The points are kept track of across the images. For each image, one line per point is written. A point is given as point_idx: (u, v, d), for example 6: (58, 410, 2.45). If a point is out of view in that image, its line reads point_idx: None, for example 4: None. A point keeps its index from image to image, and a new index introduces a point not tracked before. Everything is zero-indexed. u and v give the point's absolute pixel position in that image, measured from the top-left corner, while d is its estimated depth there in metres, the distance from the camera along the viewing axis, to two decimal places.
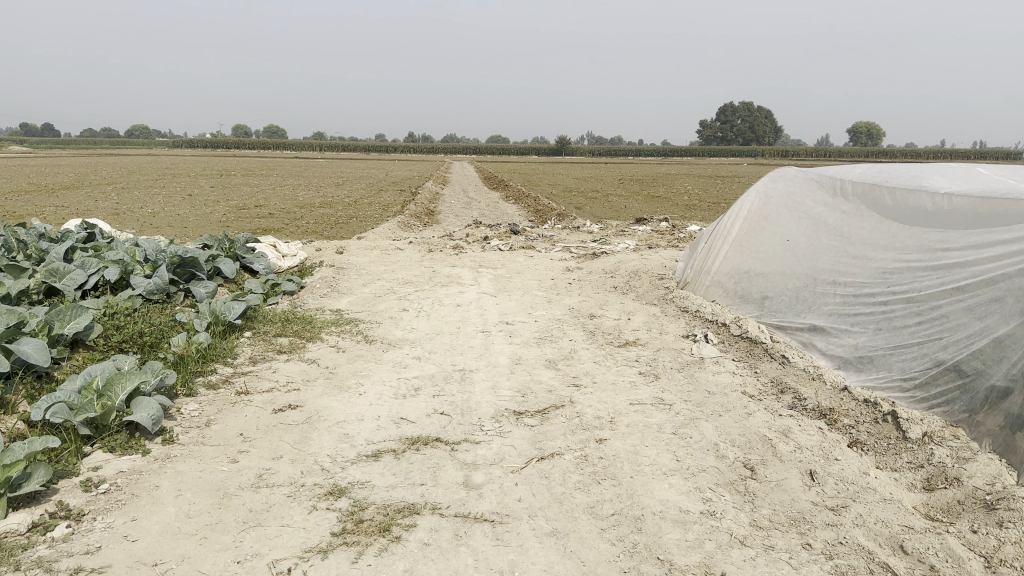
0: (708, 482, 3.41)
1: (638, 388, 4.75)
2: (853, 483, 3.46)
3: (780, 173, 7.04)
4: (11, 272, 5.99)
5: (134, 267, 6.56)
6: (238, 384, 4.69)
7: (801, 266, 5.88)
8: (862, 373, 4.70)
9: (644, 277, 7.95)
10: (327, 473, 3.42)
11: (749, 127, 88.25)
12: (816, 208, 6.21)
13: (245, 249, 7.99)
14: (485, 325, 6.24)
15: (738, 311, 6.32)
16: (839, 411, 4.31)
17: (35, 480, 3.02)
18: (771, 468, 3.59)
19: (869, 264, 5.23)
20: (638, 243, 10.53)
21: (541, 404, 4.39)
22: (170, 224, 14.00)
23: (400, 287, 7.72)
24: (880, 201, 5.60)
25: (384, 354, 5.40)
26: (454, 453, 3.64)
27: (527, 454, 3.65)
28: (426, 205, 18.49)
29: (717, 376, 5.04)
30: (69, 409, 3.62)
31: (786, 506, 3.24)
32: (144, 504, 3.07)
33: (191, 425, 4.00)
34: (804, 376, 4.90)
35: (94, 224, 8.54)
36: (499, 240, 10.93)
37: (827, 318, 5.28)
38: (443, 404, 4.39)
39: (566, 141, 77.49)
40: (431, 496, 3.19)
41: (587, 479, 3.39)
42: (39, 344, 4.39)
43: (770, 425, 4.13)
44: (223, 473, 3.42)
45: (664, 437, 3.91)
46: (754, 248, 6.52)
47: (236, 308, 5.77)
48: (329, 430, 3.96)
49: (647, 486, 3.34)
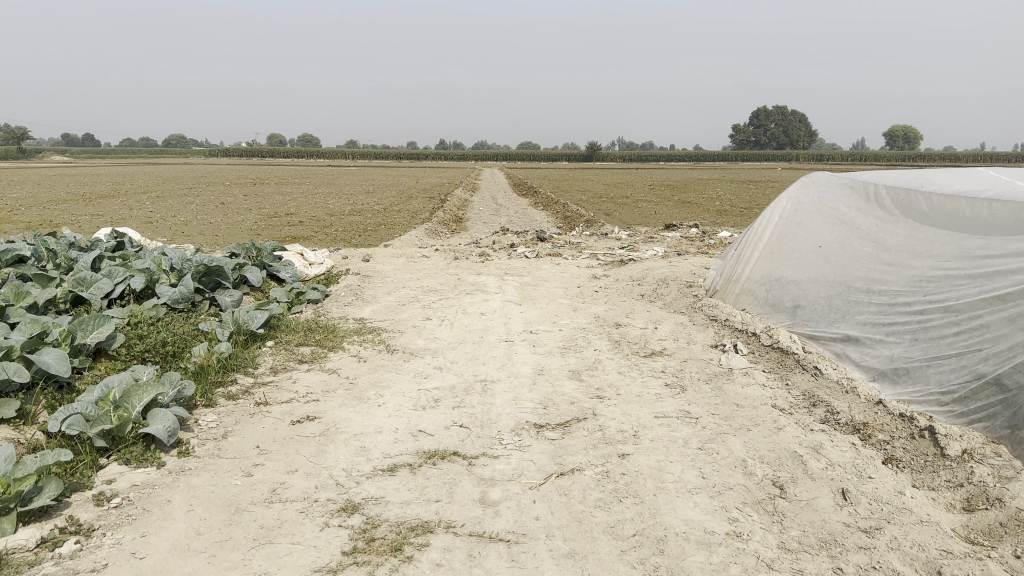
0: (735, 501, 3.28)
1: (663, 400, 4.62)
2: (888, 503, 3.31)
3: (811, 178, 6.86)
4: (39, 281, 6.03)
5: (160, 276, 6.58)
6: (257, 394, 4.65)
7: (834, 274, 5.71)
8: (898, 386, 4.53)
9: (672, 285, 7.81)
10: (342, 488, 3.35)
11: (782, 131, 87.34)
12: (849, 214, 6.03)
13: (272, 258, 7.98)
14: (508, 334, 6.15)
15: (768, 321, 6.15)
16: (874, 425, 4.14)
17: (46, 494, 2.98)
18: (802, 486, 3.45)
19: (906, 272, 5.05)
20: (667, 250, 10.38)
21: (564, 417, 4.28)
22: (202, 232, 14.11)
23: (425, 295, 7.66)
24: (916, 206, 5.43)
25: (405, 364, 5.33)
26: (472, 468, 3.55)
27: (547, 469, 3.54)
28: (455, 212, 18.47)
29: (746, 388, 4.89)
30: (85, 421, 3.59)
31: (817, 527, 3.10)
32: (154, 519, 3.02)
33: (208, 437, 3.95)
34: (837, 389, 4.73)
35: (124, 234, 8.59)
36: (527, 247, 10.83)
37: (861, 328, 5.11)
38: (463, 416, 4.30)
39: (597, 147, 77.43)
40: (446, 513, 3.10)
41: (608, 497, 3.27)
42: (60, 354, 4.38)
43: (801, 441, 3.99)
44: (237, 487, 3.36)
45: (690, 452, 3.79)
46: (784, 256, 6.35)
47: (259, 317, 5.74)
48: (346, 443, 3.89)
49: (670, 505, 3.22)
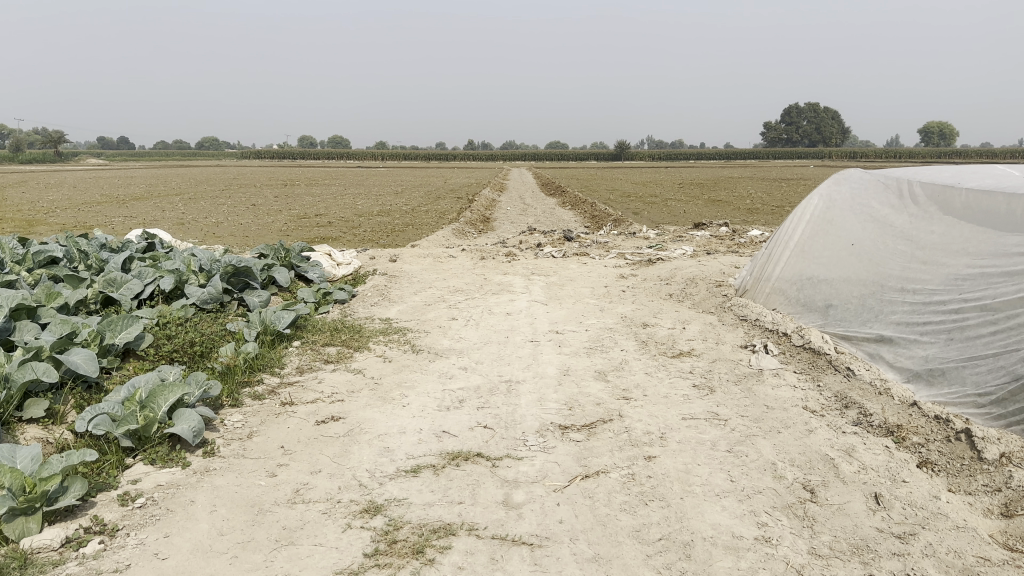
0: (764, 506, 3.21)
1: (691, 401, 4.55)
2: (923, 508, 3.21)
3: (843, 175, 6.72)
4: (70, 281, 6.11)
5: (188, 276, 6.63)
6: (283, 394, 4.65)
7: (867, 273, 5.59)
8: (933, 388, 4.42)
9: (701, 284, 7.71)
10: (365, 489, 3.33)
11: (814, 129, 86.25)
12: (882, 212, 5.91)
13: (300, 258, 8.01)
14: (534, 335, 6.11)
15: (800, 321, 6.04)
16: (908, 428, 4.03)
17: (71, 494, 3.00)
18: (833, 490, 3.37)
19: (941, 271, 4.94)
20: (696, 249, 10.25)
21: (589, 418, 4.23)
22: (232, 233, 14.23)
23: (451, 295, 7.64)
24: (950, 203, 5.31)
25: (430, 365, 5.31)
26: (495, 470, 3.52)
27: (571, 471, 3.50)
28: (482, 212, 18.47)
29: (776, 390, 4.79)
30: (111, 421, 3.62)
31: (849, 533, 3.02)
32: (178, 520, 3.02)
33: (234, 437, 3.96)
34: (870, 391, 4.62)
35: (154, 235, 8.67)
36: (553, 247, 10.78)
37: (896, 328, 4.99)
38: (487, 417, 4.26)
39: (625, 146, 77.15)
40: (469, 516, 3.07)
41: (634, 501, 3.22)
42: (89, 354, 4.42)
43: (833, 443, 3.89)
44: (261, 487, 3.35)
45: (718, 455, 3.71)
46: (815, 254, 6.23)
47: (286, 317, 5.76)
48: (370, 443, 3.87)
49: (698, 509, 3.15)
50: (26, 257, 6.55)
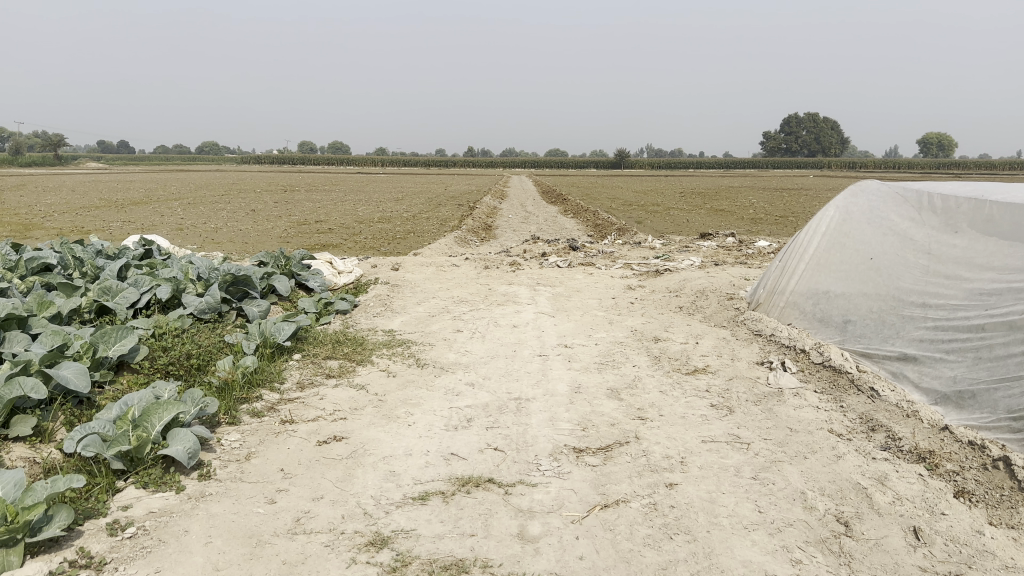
0: (797, 540, 3.01)
1: (711, 423, 4.34)
2: (965, 545, 3.02)
3: (858, 186, 6.51)
4: (64, 290, 5.91)
5: (186, 285, 6.42)
6: (283, 411, 4.45)
7: (886, 288, 5.40)
8: (962, 411, 4.21)
9: (712, 296, 7.51)
10: (370, 519, 3.12)
11: (814, 139, 86.48)
12: (901, 224, 5.71)
13: (300, 267, 7.83)
14: (542, 348, 5.91)
15: (815, 336, 5.83)
16: (940, 453, 3.83)
17: (56, 524, 2.81)
18: (869, 523, 3.17)
19: (966, 286, 4.76)
20: (704, 260, 10.06)
21: (604, 440, 4.03)
22: (230, 239, 14.00)
23: (455, 306, 7.43)
24: (972, 215, 5.13)
25: (436, 380, 5.11)
26: (508, 498, 3.31)
27: (589, 501, 3.29)
28: (484, 220, 18.35)
29: (799, 411, 4.59)
30: (102, 442, 3.43)
31: (888, 571, 2.82)
32: (170, 553, 2.82)
33: (231, 458, 3.76)
34: (897, 413, 4.43)
35: (152, 241, 8.46)
36: (559, 256, 10.57)
37: (919, 346, 4.80)
38: (498, 438, 4.06)
39: (625, 154, 77.15)
40: (482, 550, 2.86)
41: (658, 534, 3.01)
42: (80, 369, 4.23)
43: (863, 471, 3.69)
44: (259, 516, 3.14)
45: (743, 483, 3.51)
46: (830, 267, 6.01)
47: (287, 329, 5.55)
48: (374, 466, 3.67)
49: (726, 544, 2.95)
50: (19, 264, 6.36)
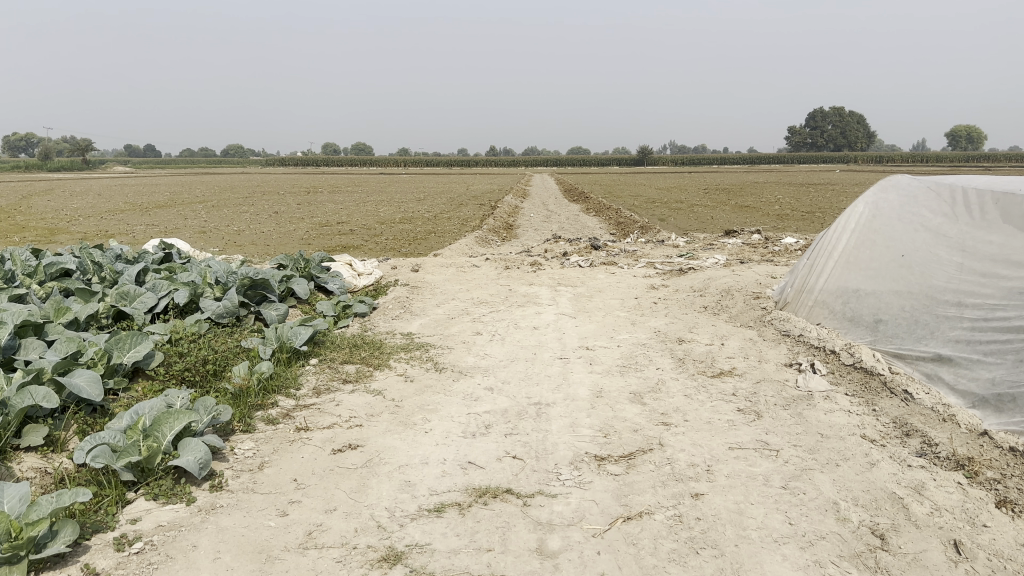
0: (830, 555, 2.86)
1: (738, 428, 4.19)
2: (1010, 560, 2.86)
3: (889, 181, 6.29)
4: (81, 296, 5.86)
5: (204, 289, 6.36)
6: (298, 419, 4.36)
7: (918, 286, 5.21)
8: (1002, 415, 4.03)
9: (737, 296, 7.33)
10: (384, 532, 3.01)
11: (839, 132, 85.43)
12: (933, 220, 5.51)
13: (319, 270, 7.76)
14: (563, 351, 5.78)
15: (845, 336, 5.64)
16: (980, 461, 3.66)
17: (61, 540, 2.72)
18: (906, 537, 3.01)
19: (1004, 284, 4.57)
20: (729, 259, 9.85)
21: (627, 447, 3.90)
22: (252, 242, 14.00)
23: (475, 308, 7.31)
24: (1010, 210, 4.92)
25: (454, 385, 4.99)
26: (527, 510, 3.19)
27: (611, 513, 3.16)
28: (506, 219, 18.26)
29: (830, 416, 4.42)
30: (112, 453, 3.34)
31: None
32: (177, 569, 2.73)
33: (244, 468, 3.68)
34: (933, 418, 4.24)
35: (171, 245, 8.44)
36: (580, 255, 10.41)
37: (955, 347, 4.61)
38: (517, 445, 3.94)
39: (647, 151, 76.63)
40: (499, 566, 2.75)
41: (684, 549, 2.88)
42: (93, 376, 4.16)
43: (899, 479, 3.53)
44: (270, 530, 3.05)
45: (772, 493, 3.36)
46: (860, 265, 5.82)
47: (304, 333, 5.47)
48: (389, 476, 3.56)
49: (756, 559, 2.81)
50: (38, 270, 6.34)
